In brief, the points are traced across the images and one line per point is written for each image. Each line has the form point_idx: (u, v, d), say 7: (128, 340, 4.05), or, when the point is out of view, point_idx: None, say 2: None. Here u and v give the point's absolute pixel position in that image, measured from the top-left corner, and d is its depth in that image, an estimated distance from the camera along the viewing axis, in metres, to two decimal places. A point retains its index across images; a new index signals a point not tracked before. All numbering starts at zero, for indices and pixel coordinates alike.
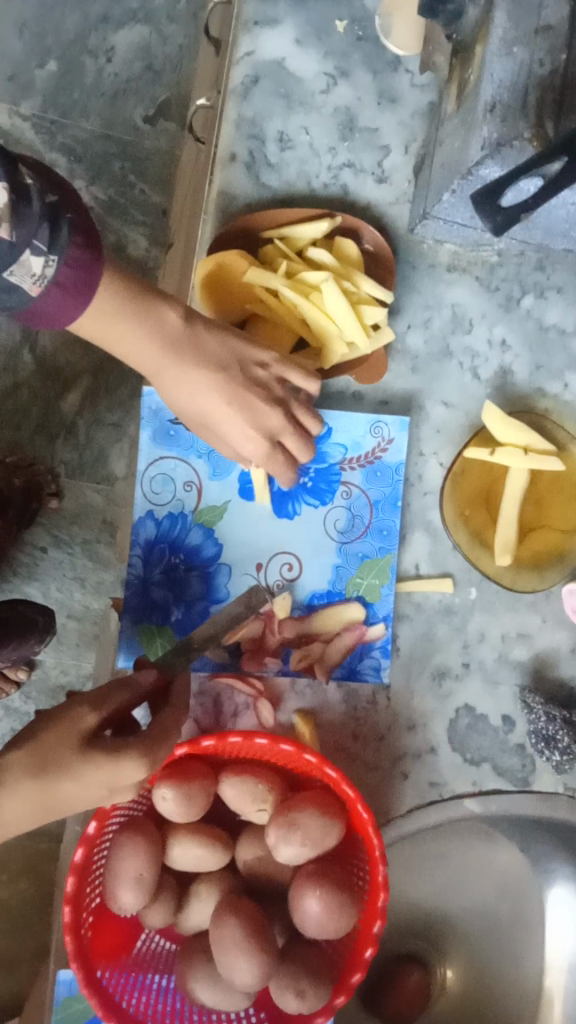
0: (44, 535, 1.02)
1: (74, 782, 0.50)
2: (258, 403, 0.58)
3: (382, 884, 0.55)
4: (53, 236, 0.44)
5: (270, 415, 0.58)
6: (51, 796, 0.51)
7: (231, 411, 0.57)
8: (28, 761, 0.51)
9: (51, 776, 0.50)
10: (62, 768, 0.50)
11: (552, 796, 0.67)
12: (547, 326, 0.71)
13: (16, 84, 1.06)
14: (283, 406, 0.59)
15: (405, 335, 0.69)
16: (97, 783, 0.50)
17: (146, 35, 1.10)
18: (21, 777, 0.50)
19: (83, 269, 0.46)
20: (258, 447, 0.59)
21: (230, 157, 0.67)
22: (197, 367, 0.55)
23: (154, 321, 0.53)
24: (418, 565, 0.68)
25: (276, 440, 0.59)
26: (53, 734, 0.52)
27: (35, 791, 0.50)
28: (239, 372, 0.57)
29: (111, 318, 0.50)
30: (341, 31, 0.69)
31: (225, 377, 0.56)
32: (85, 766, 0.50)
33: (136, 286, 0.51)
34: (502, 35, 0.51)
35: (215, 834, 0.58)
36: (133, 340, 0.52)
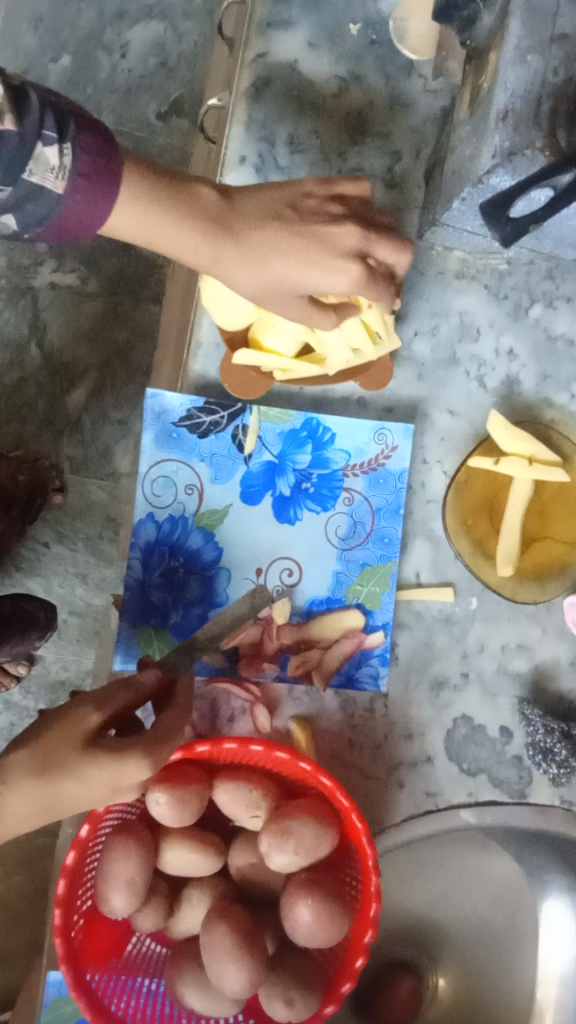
0: (47, 531, 1.02)
1: (78, 781, 0.50)
2: (325, 221, 0.54)
3: (374, 894, 0.54)
4: (60, 129, 0.46)
5: (350, 236, 0.54)
6: (53, 797, 0.50)
7: (304, 259, 0.53)
8: (32, 760, 0.51)
9: (53, 776, 0.50)
10: (65, 767, 0.50)
11: (549, 809, 0.66)
12: (555, 336, 0.71)
13: (29, 79, 1.06)
14: (363, 223, 0.55)
15: (411, 342, 0.69)
16: (100, 784, 0.50)
17: (161, 32, 1.10)
18: (23, 777, 0.50)
19: (100, 156, 0.48)
20: (353, 273, 0.54)
21: (239, 160, 0.67)
22: (250, 229, 0.53)
23: (189, 197, 0.52)
24: (419, 574, 0.68)
25: (369, 268, 0.54)
26: (56, 734, 0.51)
27: (38, 791, 0.50)
28: (293, 211, 0.54)
29: (140, 201, 0.51)
30: (355, 34, 0.68)
31: (280, 221, 0.54)
32: (88, 766, 0.50)
33: (159, 174, 0.52)
34: (516, 43, 0.51)
35: (207, 840, 0.58)
36: (175, 229, 0.52)
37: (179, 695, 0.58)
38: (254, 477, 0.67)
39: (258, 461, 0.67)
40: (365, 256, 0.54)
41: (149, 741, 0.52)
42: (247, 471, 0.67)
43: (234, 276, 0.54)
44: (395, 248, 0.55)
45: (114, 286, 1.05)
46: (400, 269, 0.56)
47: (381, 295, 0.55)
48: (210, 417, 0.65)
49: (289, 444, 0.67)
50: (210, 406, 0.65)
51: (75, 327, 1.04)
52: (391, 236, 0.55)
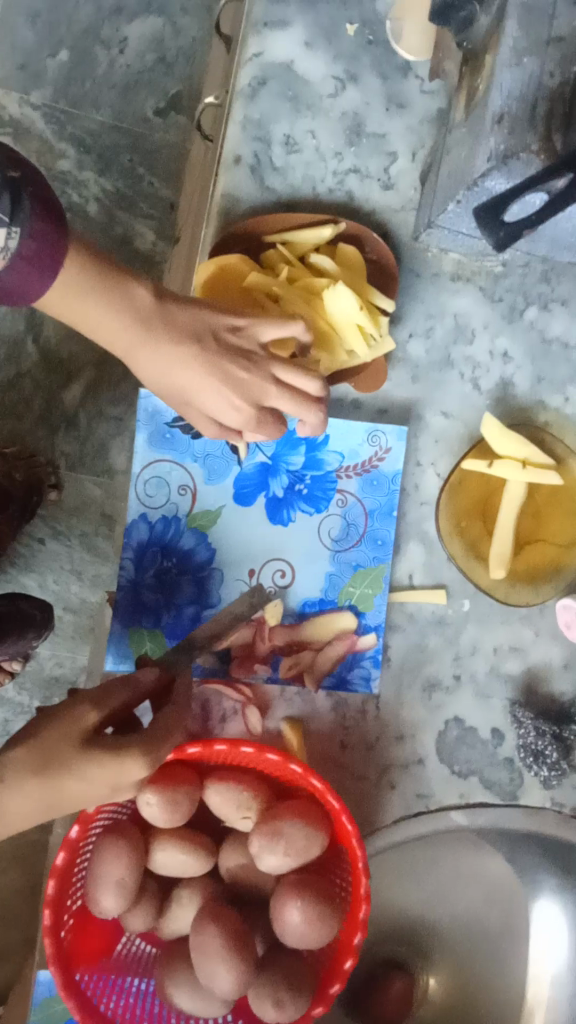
0: (42, 528, 1.01)
1: (78, 779, 0.50)
2: (238, 361, 0.54)
3: (364, 896, 0.55)
4: (14, 208, 0.44)
5: (252, 383, 0.54)
6: (52, 795, 0.50)
7: (206, 384, 0.53)
8: (30, 759, 0.51)
9: (52, 774, 0.50)
10: (65, 766, 0.50)
11: (539, 810, 0.67)
12: (550, 338, 0.71)
13: (27, 73, 1.05)
14: (265, 368, 0.54)
15: (406, 343, 0.69)
16: (99, 782, 0.50)
17: (159, 28, 1.09)
18: (21, 778, 0.50)
19: (47, 239, 0.45)
20: (243, 415, 0.55)
21: (235, 158, 0.67)
22: (170, 340, 0.52)
23: (122, 296, 0.50)
24: (412, 576, 0.68)
25: (263, 409, 0.55)
26: (55, 733, 0.51)
27: (37, 790, 0.50)
28: (213, 341, 0.53)
29: (72, 287, 0.48)
30: (352, 34, 0.68)
31: (198, 347, 0.52)
32: (88, 765, 0.50)
33: (102, 263, 0.50)
34: (512, 44, 0.51)
35: (198, 840, 0.58)
36: (100, 317, 0.50)
37: (178, 692, 0.58)
38: (247, 478, 0.67)
39: (251, 462, 0.67)
40: (260, 406, 0.55)
41: (147, 739, 0.51)
42: (241, 472, 0.67)
43: (141, 372, 0.54)
44: (293, 401, 0.56)
45: None
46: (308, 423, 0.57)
47: (269, 435, 0.57)
48: None
49: (283, 445, 0.67)
50: None
51: (72, 324, 1.03)
52: (295, 389, 0.56)
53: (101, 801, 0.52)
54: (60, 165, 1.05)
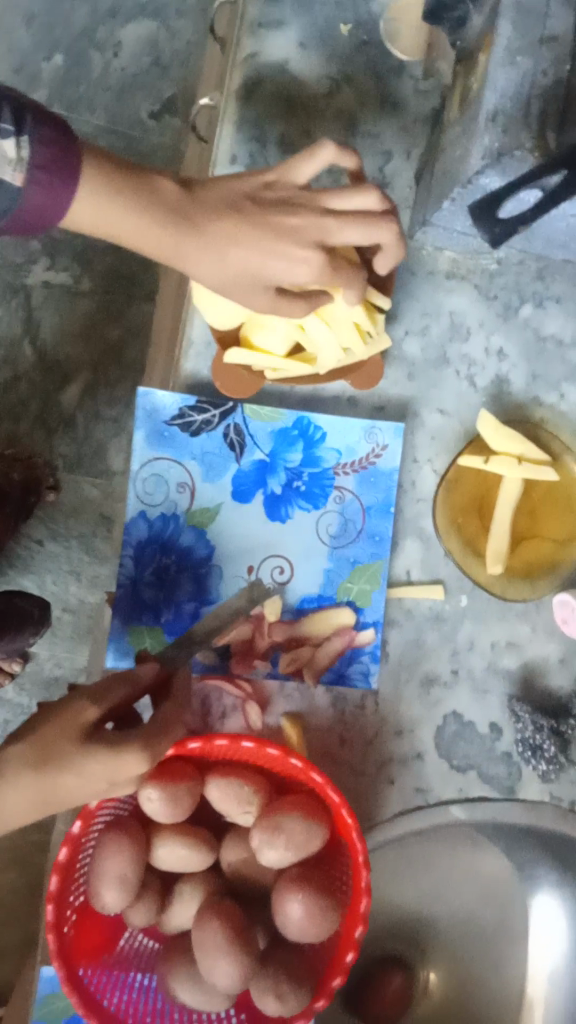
0: (41, 529, 1.02)
1: (76, 774, 0.50)
2: (290, 211, 0.53)
3: (365, 888, 0.55)
4: (18, 121, 0.46)
5: (309, 227, 0.53)
6: (50, 792, 0.51)
7: (267, 247, 0.52)
8: (28, 752, 0.51)
9: (49, 769, 0.50)
10: (62, 761, 0.50)
11: (538, 805, 0.67)
12: (545, 336, 0.71)
13: (23, 76, 1.06)
14: (314, 207, 0.54)
15: (402, 341, 0.69)
16: (95, 777, 0.50)
17: (154, 30, 1.10)
18: (21, 774, 0.51)
19: (59, 150, 0.47)
20: (315, 262, 0.53)
21: (231, 159, 0.67)
22: (211, 217, 0.51)
23: (149, 190, 0.50)
24: (410, 572, 0.68)
25: (330, 255, 0.54)
26: (53, 728, 0.52)
27: (35, 783, 0.51)
28: (252, 204, 0.53)
29: (104, 196, 0.49)
30: (346, 35, 0.69)
31: (241, 213, 0.52)
32: (84, 759, 0.50)
33: (122, 167, 0.50)
34: (506, 44, 0.51)
35: (200, 836, 0.59)
36: (138, 217, 0.50)
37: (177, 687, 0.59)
38: (245, 476, 0.67)
39: (249, 459, 0.67)
40: (326, 247, 0.53)
41: (145, 736, 0.51)
42: (239, 470, 0.67)
43: (198, 265, 0.52)
44: (363, 229, 0.54)
45: (108, 284, 1.05)
46: (388, 245, 0.55)
47: (348, 280, 0.54)
48: (202, 416, 0.66)
49: (280, 442, 0.67)
50: (201, 404, 0.66)
51: (69, 325, 1.04)
52: (360, 216, 0.54)
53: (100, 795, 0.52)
54: None
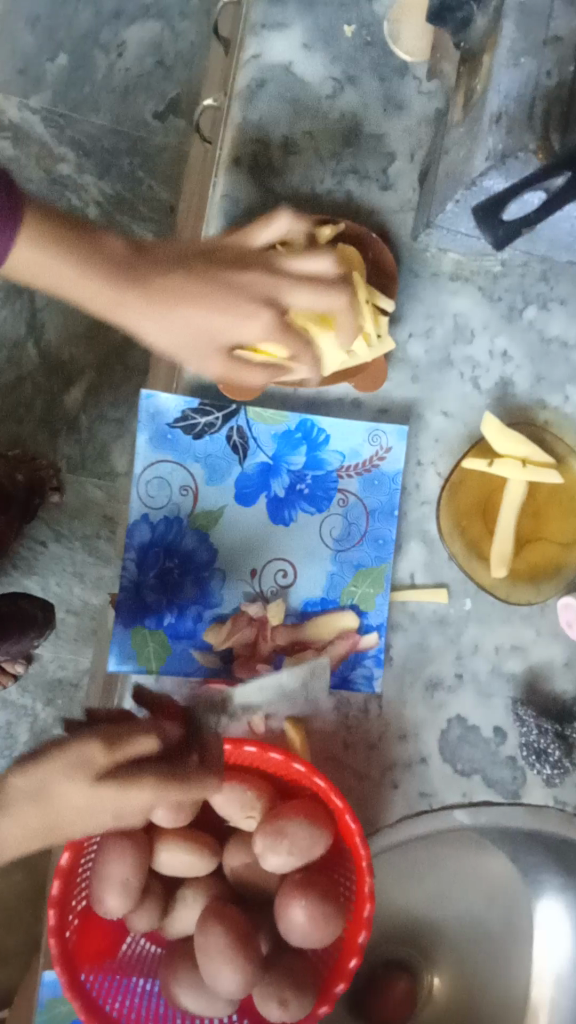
0: (44, 531, 1.02)
1: (82, 806, 0.48)
2: (243, 269, 0.55)
3: (368, 894, 0.55)
4: None
5: (260, 283, 0.55)
6: (53, 819, 0.48)
7: (219, 308, 0.54)
8: (28, 786, 0.47)
9: (54, 802, 0.48)
10: (70, 793, 0.48)
11: (542, 809, 0.66)
12: (550, 338, 0.71)
13: (26, 77, 1.06)
14: (271, 267, 0.56)
15: (406, 343, 0.69)
16: (106, 809, 0.49)
17: (158, 31, 1.09)
18: (21, 804, 0.47)
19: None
20: (265, 322, 0.55)
21: (234, 161, 0.67)
22: (158, 273, 0.53)
23: (93, 246, 0.52)
24: (414, 575, 0.68)
25: (281, 316, 0.56)
26: (58, 766, 0.48)
27: (35, 814, 0.48)
28: (204, 263, 0.55)
29: (47, 252, 0.50)
30: (350, 36, 0.69)
31: (191, 269, 0.54)
32: (97, 792, 0.48)
33: (65, 224, 0.52)
34: (510, 45, 0.51)
35: (203, 842, 0.59)
36: (77, 276, 0.51)
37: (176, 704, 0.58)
38: (249, 478, 0.67)
39: (252, 462, 0.67)
40: (275, 306, 0.55)
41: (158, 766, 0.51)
42: (242, 472, 0.67)
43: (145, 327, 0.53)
44: (313, 292, 0.56)
45: None
46: (342, 308, 0.57)
47: (296, 345, 0.56)
48: (205, 418, 0.66)
49: (284, 445, 0.67)
50: (205, 407, 0.66)
51: (73, 327, 1.04)
52: (313, 273, 0.57)
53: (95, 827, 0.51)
54: (60, 169, 1.06)
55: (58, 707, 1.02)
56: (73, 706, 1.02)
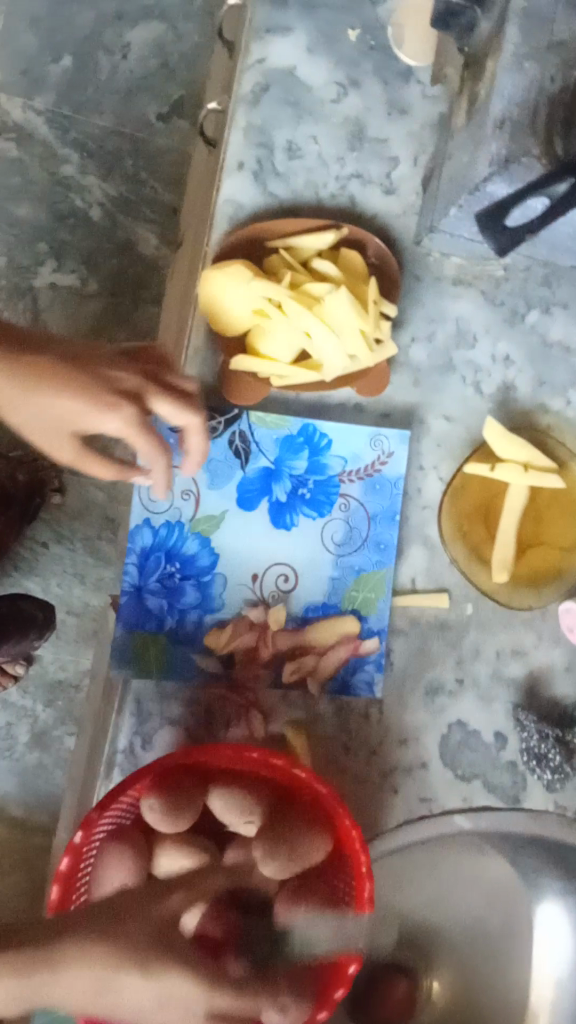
0: (46, 532, 1.02)
1: (153, 998, 0.46)
2: (119, 365, 0.55)
3: (368, 900, 0.56)
4: None
5: (128, 380, 0.55)
6: (110, 992, 0.45)
7: (84, 393, 0.52)
8: (103, 944, 0.45)
9: (116, 984, 0.45)
10: (135, 977, 0.45)
11: (542, 814, 0.66)
12: (551, 343, 0.71)
13: (30, 78, 1.06)
14: (149, 376, 0.56)
15: (408, 347, 0.69)
16: (158, 999, 0.46)
17: (161, 33, 1.10)
18: (91, 959, 0.44)
19: None
20: (132, 420, 0.54)
21: (237, 165, 0.67)
22: (31, 351, 0.52)
23: None
24: (415, 579, 0.68)
25: (143, 417, 0.54)
26: (134, 920, 0.48)
27: (102, 982, 0.44)
28: (80, 350, 0.55)
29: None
30: (353, 40, 0.69)
31: (66, 351, 0.54)
32: (162, 976, 0.46)
33: None
34: (514, 50, 0.51)
35: (218, 914, 0.56)
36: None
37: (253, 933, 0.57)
38: (250, 482, 0.67)
39: (254, 466, 0.67)
40: (145, 406, 0.55)
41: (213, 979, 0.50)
42: (244, 476, 0.67)
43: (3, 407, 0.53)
44: (173, 410, 0.56)
45: (114, 288, 1.06)
46: (193, 428, 0.57)
47: (153, 442, 0.55)
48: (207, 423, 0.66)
49: (286, 450, 0.67)
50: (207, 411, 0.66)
51: (75, 328, 1.04)
52: (181, 398, 0.57)
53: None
54: (64, 169, 1.06)
55: (58, 708, 1.02)
56: (74, 706, 1.02)
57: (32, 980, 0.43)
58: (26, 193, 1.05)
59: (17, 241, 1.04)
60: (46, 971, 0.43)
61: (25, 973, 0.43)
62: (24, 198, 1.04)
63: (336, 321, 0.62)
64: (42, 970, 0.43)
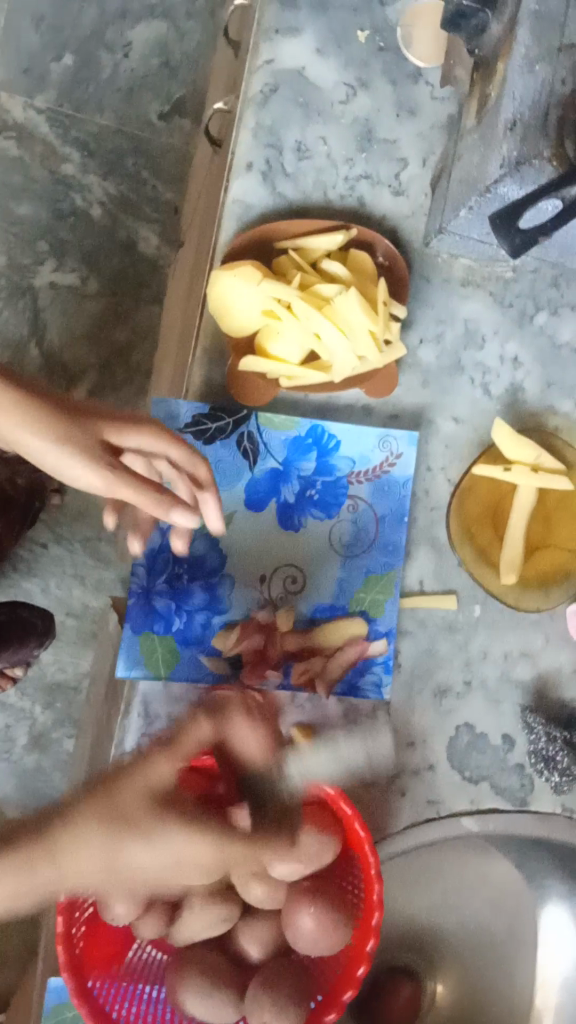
0: (46, 533, 1.01)
1: (148, 832, 0.42)
2: None
3: (377, 902, 0.55)
4: None
5: None
6: (114, 856, 0.40)
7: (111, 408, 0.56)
8: (95, 806, 0.41)
9: (121, 836, 0.41)
10: (140, 824, 0.41)
11: (550, 816, 0.66)
12: (560, 345, 0.71)
13: (30, 76, 1.05)
14: None
15: (416, 349, 0.69)
16: (167, 858, 0.42)
17: (163, 32, 1.09)
18: (87, 835, 0.40)
19: None
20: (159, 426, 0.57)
21: (246, 165, 0.67)
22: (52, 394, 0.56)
23: None
24: (423, 581, 0.68)
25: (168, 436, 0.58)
26: (125, 789, 0.42)
27: (104, 859, 0.40)
28: None
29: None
30: (363, 41, 0.69)
31: None
32: (171, 836, 0.42)
33: None
34: (524, 53, 0.51)
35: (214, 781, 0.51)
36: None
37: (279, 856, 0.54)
38: (259, 483, 0.67)
39: (262, 467, 0.67)
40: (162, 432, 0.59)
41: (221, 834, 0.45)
42: (252, 477, 0.66)
43: (35, 435, 0.52)
44: None
45: (114, 286, 1.05)
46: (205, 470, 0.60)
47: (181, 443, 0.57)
48: (215, 423, 0.65)
49: (294, 451, 0.67)
50: (216, 412, 0.65)
51: (75, 328, 1.04)
52: None
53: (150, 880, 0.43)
54: (64, 168, 1.05)
55: (57, 710, 1.02)
56: (72, 708, 1.02)
57: (34, 875, 0.39)
58: (27, 191, 1.04)
59: (18, 239, 1.03)
60: (48, 862, 0.39)
61: (26, 868, 0.39)
62: (25, 196, 1.04)
63: (345, 320, 0.61)
64: (44, 858, 0.39)
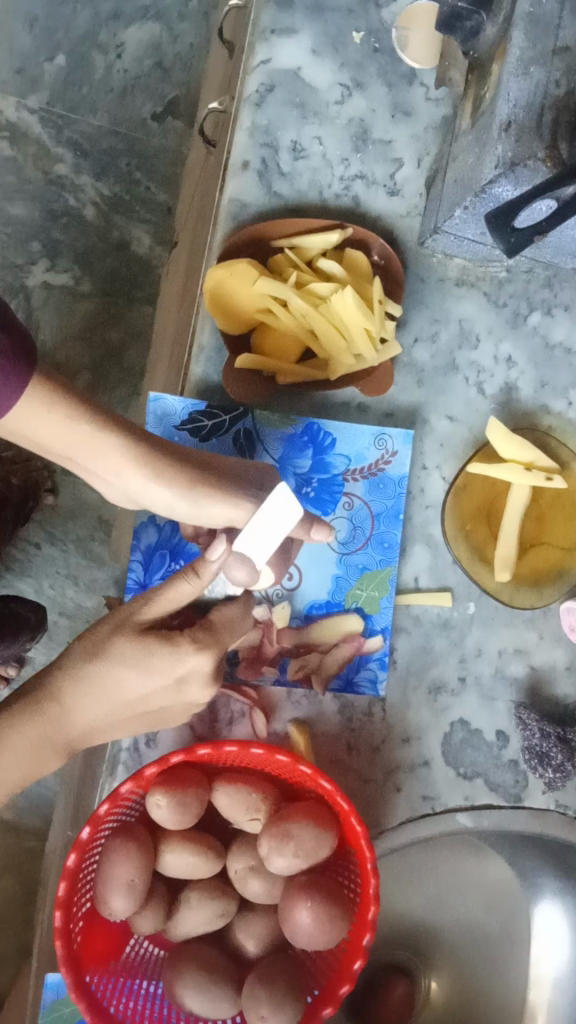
0: (38, 533, 1.01)
1: (142, 667, 0.53)
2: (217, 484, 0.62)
3: (372, 896, 0.55)
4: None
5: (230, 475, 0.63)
6: (110, 685, 0.54)
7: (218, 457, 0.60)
8: (83, 648, 0.55)
9: (108, 661, 0.54)
10: (121, 648, 0.54)
11: (544, 813, 0.67)
12: (553, 345, 0.71)
13: (24, 77, 1.05)
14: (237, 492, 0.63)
15: (411, 348, 0.70)
16: (161, 667, 0.53)
17: (157, 34, 1.10)
18: (79, 669, 0.54)
19: (18, 357, 0.45)
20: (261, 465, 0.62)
21: (242, 164, 0.67)
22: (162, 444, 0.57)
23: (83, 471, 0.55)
24: (418, 578, 0.69)
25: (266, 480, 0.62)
26: (108, 628, 0.55)
27: (94, 683, 0.54)
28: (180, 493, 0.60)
29: (39, 414, 0.48)
30: (358, 42, 0.69)
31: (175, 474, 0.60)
32: (149, 648, 0.53)
33: (41, 434, 0.49)
34: (519, 55, 0.51)
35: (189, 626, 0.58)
36: (107, 449, 0.51)
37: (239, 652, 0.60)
38: None
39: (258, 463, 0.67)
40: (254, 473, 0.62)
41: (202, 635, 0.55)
42: None
43: (169, 483, 0.54)
44: None
45: (108, 287, 1.05)
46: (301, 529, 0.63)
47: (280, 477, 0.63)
48: (212, 421, 0.65)
49: (290, 451, 0.67)
50: (212, 409, 0.65)
51: (69, 327, 1.04)
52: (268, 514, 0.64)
53: (157, 696, 0.55)
54: (57, 169, 1.05)
55: None
56: None
57: (43, 714, 0.54)
58: (20, 192, 1.04)
59: (10, 239, 1.03)
60: (50, 703, 0.54)
61: (37, 712, 0.53)
62: (18, 196, 1.04)
63: (342, 321, 0.62)
64: (46, 705, 0.54)
